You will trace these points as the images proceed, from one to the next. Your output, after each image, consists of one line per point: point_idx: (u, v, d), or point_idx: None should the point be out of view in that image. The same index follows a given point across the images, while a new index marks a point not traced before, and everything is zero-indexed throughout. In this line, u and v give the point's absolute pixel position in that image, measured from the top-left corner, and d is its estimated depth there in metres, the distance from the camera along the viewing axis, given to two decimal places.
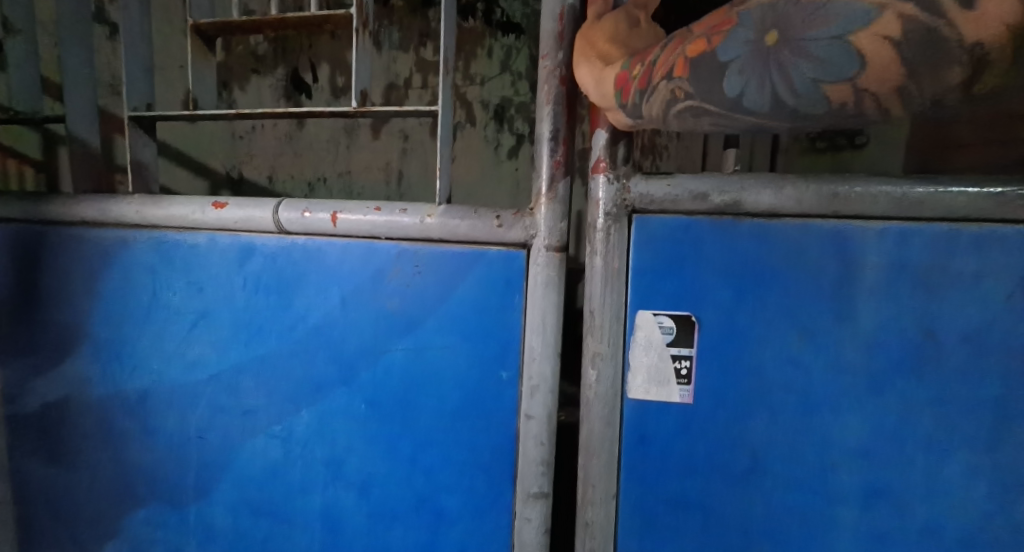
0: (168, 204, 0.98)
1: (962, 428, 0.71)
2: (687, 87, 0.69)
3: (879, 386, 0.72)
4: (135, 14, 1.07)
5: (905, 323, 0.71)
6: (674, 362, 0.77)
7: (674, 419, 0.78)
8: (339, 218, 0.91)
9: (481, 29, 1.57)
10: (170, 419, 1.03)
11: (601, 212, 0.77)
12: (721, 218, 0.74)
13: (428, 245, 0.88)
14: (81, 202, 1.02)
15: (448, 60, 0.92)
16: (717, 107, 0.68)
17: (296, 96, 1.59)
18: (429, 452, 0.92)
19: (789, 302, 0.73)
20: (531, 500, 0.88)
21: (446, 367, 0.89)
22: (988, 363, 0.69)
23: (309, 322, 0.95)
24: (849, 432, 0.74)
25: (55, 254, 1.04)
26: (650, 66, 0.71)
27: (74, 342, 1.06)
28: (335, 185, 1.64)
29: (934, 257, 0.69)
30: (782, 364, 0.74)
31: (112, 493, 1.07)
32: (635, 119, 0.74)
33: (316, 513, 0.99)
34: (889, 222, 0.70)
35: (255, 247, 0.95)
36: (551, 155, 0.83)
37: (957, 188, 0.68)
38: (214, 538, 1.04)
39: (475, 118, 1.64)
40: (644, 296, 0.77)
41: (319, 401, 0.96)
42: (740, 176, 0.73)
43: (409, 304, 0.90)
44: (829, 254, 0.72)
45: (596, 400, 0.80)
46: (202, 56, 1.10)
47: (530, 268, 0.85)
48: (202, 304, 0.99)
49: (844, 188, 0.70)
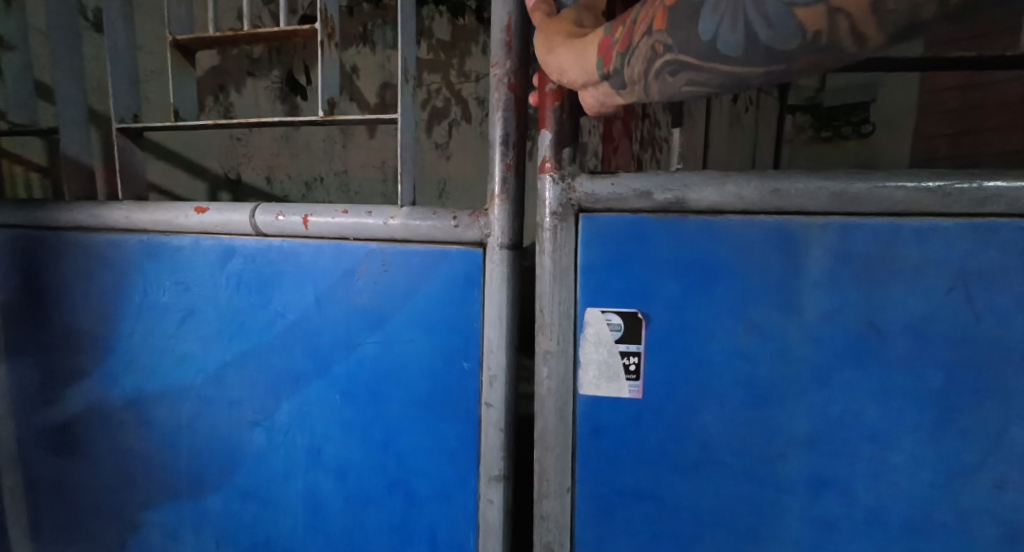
0: (154, 209, 0.98)
1: (908, 416, 0.74)
2: (665, 39, 0.63)
3: (826, 377, 0.75)
4: (118, 24, 1.06)
5: (850, 316, 0.73)
6: (623, 358, 0.78)
7: (626, 414, 0.80)
8: (310, 220, 0.91)
9: (473, 25, 1.75)
10: (163, 412, 1.03)
11: (548, 211, 0.78)
12: (667, 215, 0.76)
13: (393, 245, 0.89)
14: (74, 207, 1.01)
15: (405, 65, 0.92)
16: (694, 56, 0.61)
17: (291, 98, 1.62)
18: (399, 440, 0.92)
19: (740, 296, 0.75)
20: (493, 483, 0.89)
21: (414, 359, 0.90)
22: (931, 353, 0.72)
23: (285, 319, 0.95)
24: (796, 426, 0.76)
25: (48, 253, 1.04)
26: (630, 25, 0.66)
27: (72, 340, 1.06)
28: (332, 184, 1.70)
29: (878, 243, 0.71)
30: (729, 356, 0.76)
31: (109, 480, 1.08)
32: (619, 88, 0.69)
33: (296, 499, 0.99)
34: (831, 218, 0.72)
35: (234, 249, 0.95)
36: (502, 157, 0.85)
37: (895, 183, 0.70)
38: (204, 524, 1.04)
39: (471, 116, 1.80)
40: (594, 295, 0.78)
41: (296, 393, 0.96)
42: (682, 176, 0.75)
43: (378, 299, 0.90)
44: (774, 247, 0.74)
45: (549, 395, 0.81)
46: (181, 67, 1.09)
47: (487, 265, 0.86)
48: (188, 302, 0.99)
49: (785, 184, 0.72)
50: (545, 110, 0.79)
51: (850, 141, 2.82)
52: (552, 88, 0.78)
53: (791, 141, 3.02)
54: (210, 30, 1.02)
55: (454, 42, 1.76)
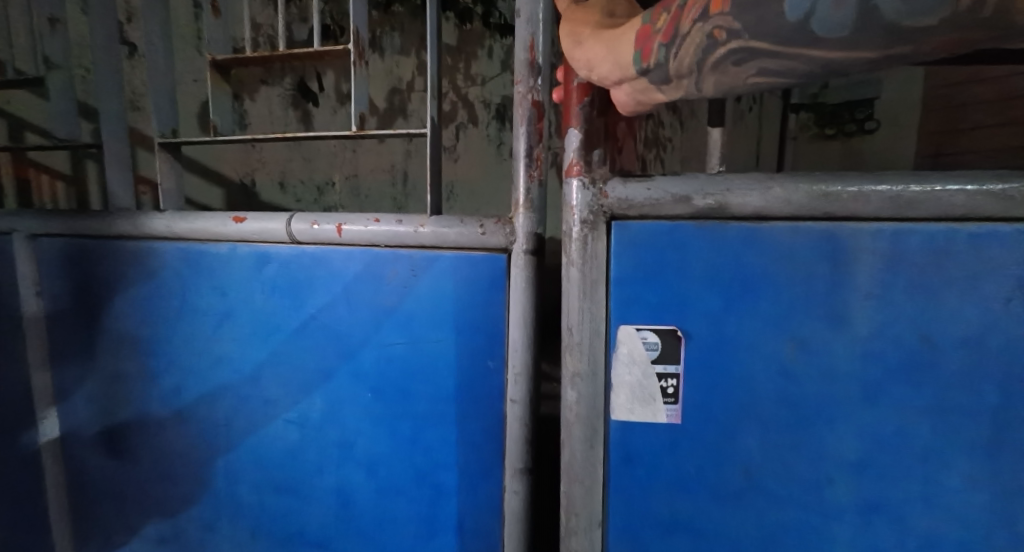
0: (196, 217, 0.94)
1: (960, 436, 0.68)
2: (727, 22, 0.57)
3: (877, 397, 0.69)
4: (157, 40, 1.03)
5: (902, 327, 0.67)
6: (660, 380, 0.73)
7: (662, 440, 0.75)
8: (343, 229, 0.86)
9: (480, 30, 1.75)
10: (202, 411, 0.99)
11: (576, 219, 0.73)
12: (705, 222, 0.70)
13: (422, 252, 0.84)
14: (119, 216, 0.97)
15: (433, 85, 0.88)
16: (769, 42, 0.56)
17: (303, 104, 1.61)
18: (429, 437, 0.88)
19: (784, 308, 0.70)
20: (517, 476, 0.85)
21: (438, 361, 0.86)
22: (987, 367, 0.66)
23: (317, 322, 0.91)
24: (844, 446, 0.71)
25: (92, 257, 1.00)
26: (675, 12, 0.61)
27: (117, 345, 1.02)
28: (343, 188, 1.67)
29: (932, 248, 0.66)
30: (773, 377, 0.71)
31: (151, 477, 1.04)
32: (660, 82, 0.63)
33: (328, 493, 0.94)
34: (883, 224, 0.66)
35: (269, 255, 0.91)
36: (526, 170, 0.80)
37: (955, 185, 0.64)
38: (241, 517, 1.00)
39: (478, 118, 1.80)
40: (627, 312, 0.73)
41: (325, 392, 0.92)
42: (724, 180, 0.69)
43: (407, 302, 0.86)
44: (822, 256, 0.68)
45: (577, 421, 0.76)
46: (219, 86, 1.06)
47: (511, 269, 0.81)
48: (225, 306, 0.95)
49: (838, 189, 0.67)
50: (572, 108, 0.73)
51: (857, 138, 2.68)
52: (578, 83, 0.72)
53: (795, 140, 2.88)
54: (247, 51, 1.00)
55: (461, 46, 1.75)
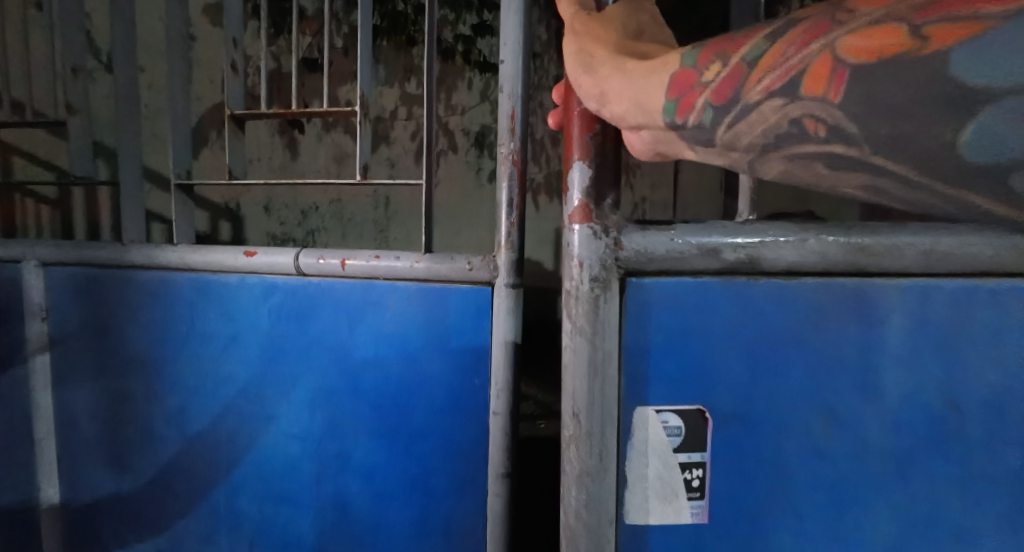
0: (209, 249, 0.83)
1: (982, 508, 0.60)
2: (827, 114, 0.47)
3: (908, 466, 0.61)
4: (178, 74, 0.92)
5: (928, 393, 0.60)
6: (684, 472, 0.63)
7: (684, 542, 0.65)
8: (348, 263, 0.77)
9: (461, 65, 1.79)
10: (203, 428, 0.87)
11: (585, 276, 0.61)
12: (733, 278, 0.61)
13: (421, 294, 0.75)
14: (131, 248, 0.86)
15: (429, 131, 0.77)
16: (900, 163, 0.45)
17: (291, 131, 1.66)
18: (425, 448, 0.77)
19: (815, 373, 0.61)
20: (500, 480, 0.75)
21: (431, 381, 0.76)
22: (1009, 429, 0.59)
23: (318, 350, 0.80)
24: (891, 510, 0.61)
25: (100, 283, 0.89)
26: (736, 67, 0.52)
27: (125, 367, 0.89)
28: (326, 212, 1.73)
29: (959, 304, 0.58)
30: (806, 457, 0.62)
31: (150, 500, 0.91)
32: (698, 142, 0.54)
33: (326, 501, 0.82)
34: (914, 280, 0.59)
35: (276, 285, 0.81)
36: (507, 218, 0.71)
37: (980, 238, 0.57)
38: (242, 529, 0.87)
39: (457, 145, 1.84)
40: (647, 386, 0.63)
41: (326, 411, 0.80)
42: (759, 230, 0.60)
43: (407, 326, 0.76)
44: (850, 308, 0.60)
45: (582, 531, 0.63)
46: (236, 138, 0.93)
47: (493, 299, 0.73)
48: (231, 329, 0.84)
49: (871, 241, 0.58)
50: (577, 136, 0.63)
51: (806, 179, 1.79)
52: (581, 109, 0.62)
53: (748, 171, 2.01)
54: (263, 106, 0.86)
55: (441, 78, 1.80)
